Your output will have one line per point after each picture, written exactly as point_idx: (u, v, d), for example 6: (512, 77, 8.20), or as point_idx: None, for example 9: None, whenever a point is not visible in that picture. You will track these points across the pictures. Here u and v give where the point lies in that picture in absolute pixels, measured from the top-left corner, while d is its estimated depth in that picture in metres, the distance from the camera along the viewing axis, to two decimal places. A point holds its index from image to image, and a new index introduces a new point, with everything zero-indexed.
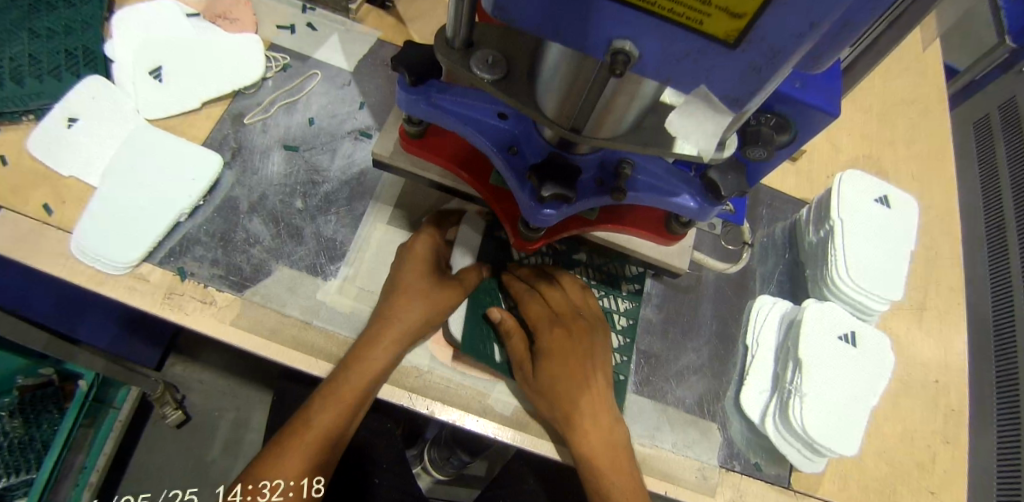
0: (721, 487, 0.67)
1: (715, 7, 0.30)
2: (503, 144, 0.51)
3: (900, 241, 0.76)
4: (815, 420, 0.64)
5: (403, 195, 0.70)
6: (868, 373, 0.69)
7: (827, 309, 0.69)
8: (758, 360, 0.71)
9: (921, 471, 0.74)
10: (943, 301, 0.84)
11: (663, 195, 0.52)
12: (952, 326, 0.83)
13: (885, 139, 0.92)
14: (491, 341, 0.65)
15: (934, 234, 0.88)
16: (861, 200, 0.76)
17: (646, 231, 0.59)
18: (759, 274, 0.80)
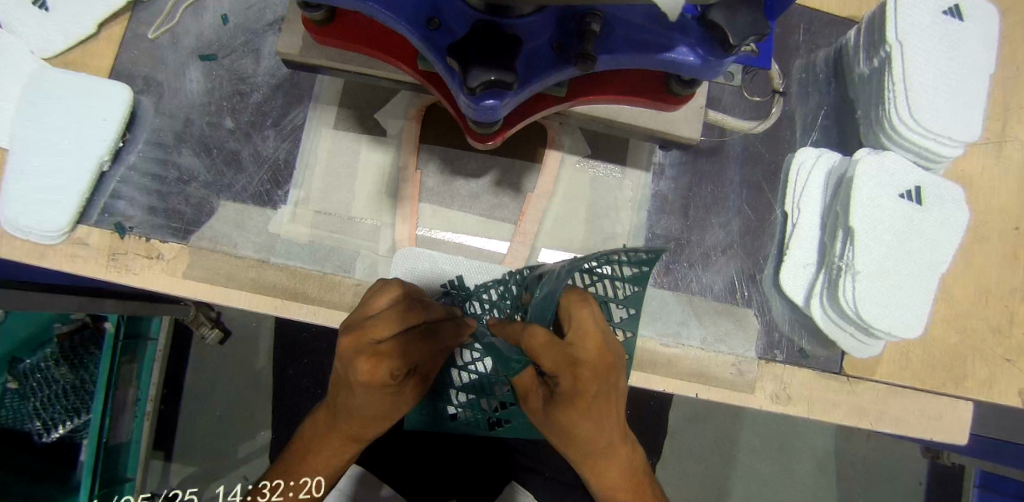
0: (760, 382, 0.57)
1: None
2: (420, 18, 0.41)
3: (976, 62, 0.60)
4: (871, 299, 0.54)
5: (355, 90, 0.59)
6: (934, 235, 0.57)
7: (883, 159, 0.56)
8: (801, 229, 0.58)
9: (1000, 336, 0.63)
10: None
11: (650, 51, 0.42)
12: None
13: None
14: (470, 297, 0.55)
15: (1016, 45, 0.70)
16: (925, 13, 0.59)
17: (642, 95, 0.48)
18: (798, 118, 0.66)
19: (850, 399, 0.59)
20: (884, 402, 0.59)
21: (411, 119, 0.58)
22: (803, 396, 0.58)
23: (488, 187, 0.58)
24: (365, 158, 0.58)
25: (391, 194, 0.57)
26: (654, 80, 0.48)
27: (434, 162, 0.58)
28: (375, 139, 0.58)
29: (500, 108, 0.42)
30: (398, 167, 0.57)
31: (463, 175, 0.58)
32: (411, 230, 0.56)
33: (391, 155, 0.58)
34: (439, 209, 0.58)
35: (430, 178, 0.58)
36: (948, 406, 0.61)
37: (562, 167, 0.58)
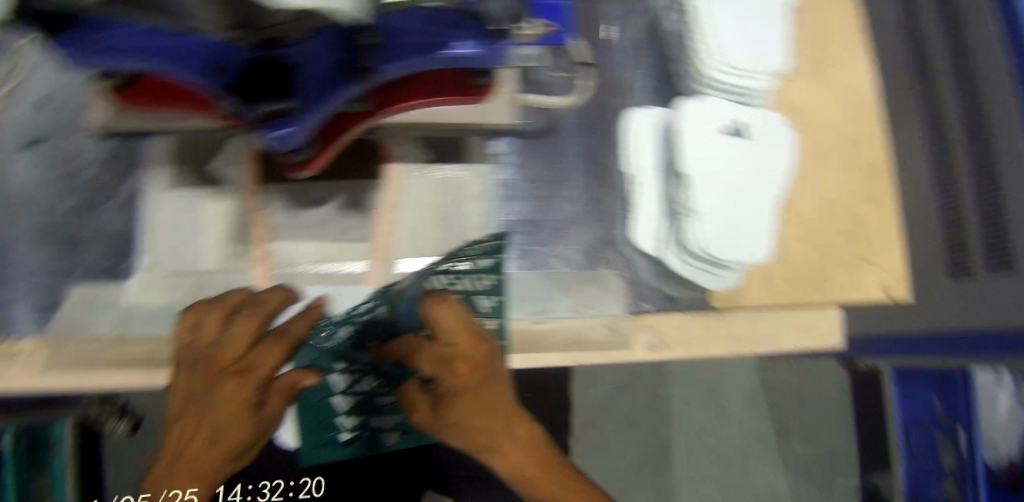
0: (635, 336, 0.60)
1: None
2: (200, 67, 0.39)
3: None
4: (712, 234, 0.58)
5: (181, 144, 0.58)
6: (767, 160, 0.60)
7: (700, 104, 0.60)
8: (643, 185, 0.61)
9: (854, 240, 0.65)
10: (850, 45, 0.69)
11: (433, 50, 0.44)
12: (864, 66, 0.68)
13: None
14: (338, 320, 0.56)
15: None
16: None
17: (448, 94, 0.50)
18: (626, 76, 0.65)
19: (721, 333, 0.61)
20: (755, 329, 0.62)
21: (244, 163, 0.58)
22: (677, 340, 0.60)
23: (337, 209, 0.58)
24: (209, 211, 0.58)
25: (241, 238, 0.58)
26: (456, 75, 0.50)
27: (280, 200, 0.58)
28: (215, 189, 0.57)
29: (300, 132, 0.44)
30: (242, 212, 0.57)
31: (311, 204, 0.58)
32: (267, 270, 0.58)
33: (234, 203, 0.58)
34: (295, 241, 0.58)
35: (279, 215, 0.58)
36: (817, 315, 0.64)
37: (403, 177, 0.58)
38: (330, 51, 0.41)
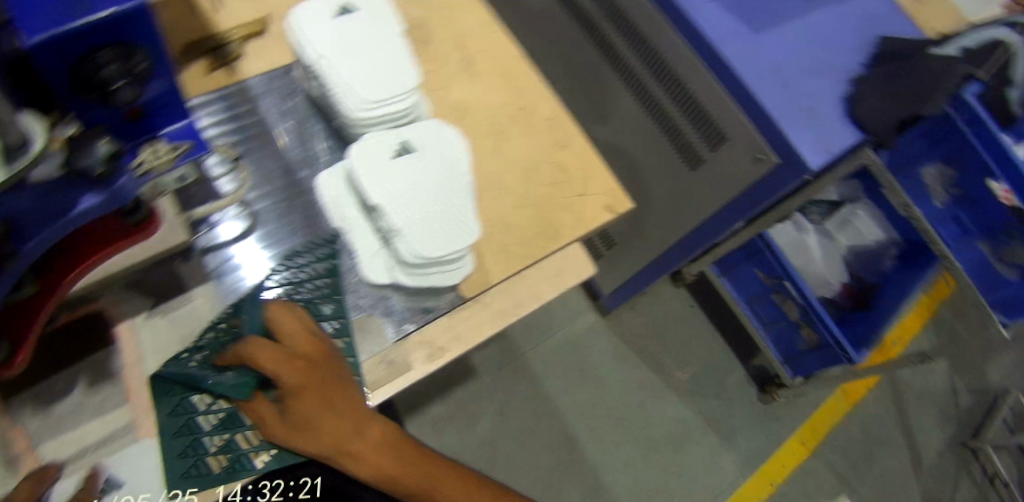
0: (411, 357, 0.64)
1: None
2: None
3: (383, 24, 0.66)
4: (420, 246, 0.61)
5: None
6: (445, 158, 0.65)
7: (364, 144, 0.63)
8: (352, 232, 0.64)
9: (562, 186, 0.72)
10: (480, 37, 0.76)
11: (61, 215, 0.44)
12: (504, 48, 0.76)
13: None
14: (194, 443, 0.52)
15: None
16: (316, 21, 0.65)
17: (114, 245, 0.52)
18: (297, 145, 0.69)
19: (484, 313, 0.66)
20: (512, 296, 0.67)
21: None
22: (452, 340, 0.65)
23: (86, 388, 0.58)
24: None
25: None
26: (115, 222, 0.52)
27: (27, 405, 0.57)
28: None
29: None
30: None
31: (57, 399, 0.58)
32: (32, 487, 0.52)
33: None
34: (54, 441, 0.56)
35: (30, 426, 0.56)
36: (563, 259, 0.70)
37: (137, 332, 0.60)
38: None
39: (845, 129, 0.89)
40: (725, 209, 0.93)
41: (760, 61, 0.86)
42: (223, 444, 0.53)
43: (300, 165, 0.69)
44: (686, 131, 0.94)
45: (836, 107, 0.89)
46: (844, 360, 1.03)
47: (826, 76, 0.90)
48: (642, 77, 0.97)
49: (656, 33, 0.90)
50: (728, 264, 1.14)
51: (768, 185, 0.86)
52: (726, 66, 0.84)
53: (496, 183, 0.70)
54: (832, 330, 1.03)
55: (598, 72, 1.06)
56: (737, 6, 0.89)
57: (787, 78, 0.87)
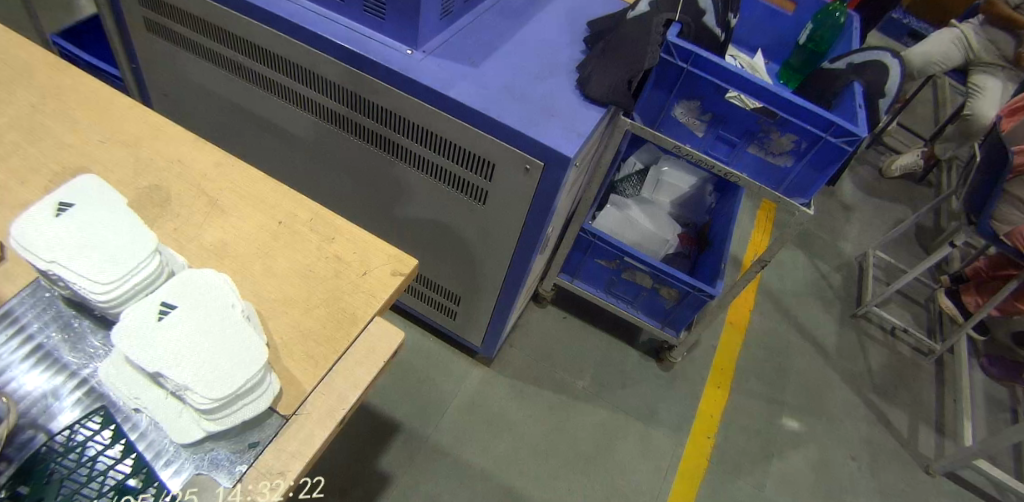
0: (254, 493, 0.63)
1: None
2: None
3: (110, 209, 0.70)
4: (213, 388, 0.62)
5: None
6: (209, 298, 0.66)
7: (125, 320, 0.64)
8: (149, 405, 0.64)
9: (344, 274, 0.75)
10: (222, 179, 0.80)
11: None
12: (247, 179, 0.81)
13: (43, 133, 0.82)
14: None
15: (148, 151, 0.82)
16: (37, 232, 0.67)
17: None
18: (64, 353, 0.68)
19: (313, 418, 0.67)
20: (334, 392, 0.69)
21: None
22: (290, 459, 0.64)
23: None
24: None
25: None
26: None
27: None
28: None
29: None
30: None
31: None
32: None
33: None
34: None
35: None
36: (370, 338, 0.72)
37: None
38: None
39: (588, 111, 0.97)
40: (526, 225, 1.00)
41: (487, 87, 0.95)
42: None
43: (79, 367, 0.68)
44: (459, 173, 1.00)
45: (572, 97, 0.98)
46: (705, 299, 1.09)
47: (552, 77, 1.00)
48: (403, 144, 1.02)
49: (394, 104, 0.97)
50: (572, 267, 1.17)
51: (545, 189, 0.94)
52: (460, 105, 0.92)
53: (277, 298, 0.72)
54: (683, 280, 1.10)
55: (369, 158, 1.09)
56: (450, 52, 0.99)
57: (518, 93, 0.96)
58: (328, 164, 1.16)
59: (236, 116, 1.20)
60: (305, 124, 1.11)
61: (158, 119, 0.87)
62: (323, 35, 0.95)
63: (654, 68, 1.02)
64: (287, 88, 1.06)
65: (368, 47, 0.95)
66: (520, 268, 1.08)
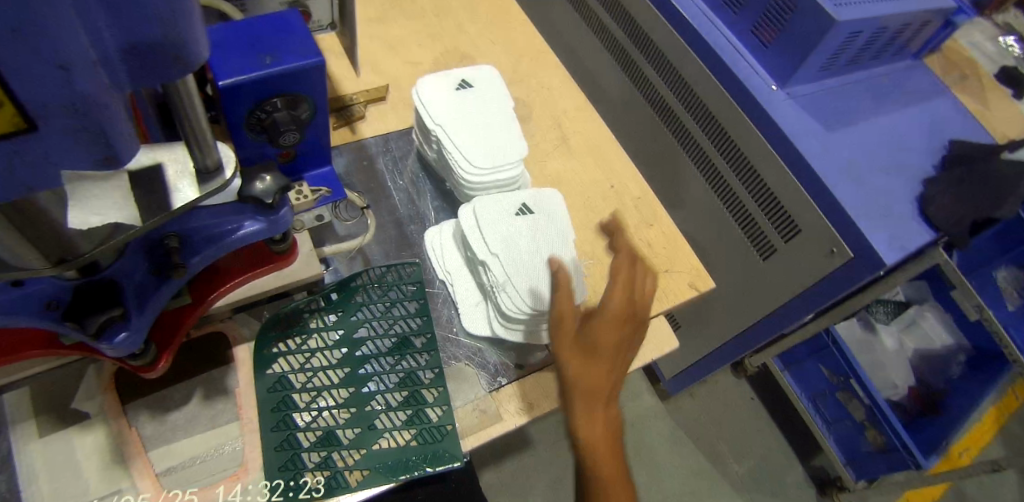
0: (503, 408, 0.66)
1: None
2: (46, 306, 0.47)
3: (498, 104, 0.75)
4: (527, 300, 0.65)
5: (34, 396, 0.60)
6: (546, 222, 0.70)
7: (477, 204, 0.69)
8: (458, 285, 0.71)
9: (648, 261, 0.76)
10: (580, 121, 0.83)
11: (222, 237, 0.52)
12: (600, 134, 0.83)
13: (447, 12, 0.89)
14: (294, 433, 0.61)
15: (530, 66, 0.87)
16: (442, 97, 0.73)
17: (255, 270, 0.58)
18: (399, 201, 0.76)
19: None
20: None
21: (105, 393, 0.61)
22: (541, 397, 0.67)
23: (150, 419, 0.61)
24: (79, 446, 0.59)
25: (117, 460, 0.59)
26: (260, 251, 0.60)
27: (144, 410, 0.61)
28: (82, 425, 0.60)
29: (138, 334, 0.49)
30: (114, 437, 0.60)
31: (173, 408, 0.62)
32: (152, 480, 0.59)
33: (106, 430, 0.60)
34: (167, 446, 0.60)
35: (144, 422, 0.61)
36: (648, 330, 0.73)
37: (252, 354, 0.64)
38: (140, 263, 0.50)
39: (919, 228, 0.89)
40: (789, 300, 0.97)
41: (835, 156, 0.91)
42: (317, 461, 0.60)
43: (412, 219, 0.75)
44: (759, 221, 0.99)
45: (909, 205, 0.90)
46: (911, 465, 1.02)
47: (897, 175, 0.93)
48: (716, 164, 1.03)
49: (731, 123, 0.97)
50: (791, 357, 1.19)
51: (838, 277, 0.89)
52: (804, 162, 0.88)
53: (588, 252, 0.75)
54: (897, 432, 1.03)
55: (672, 159, 1.13)
56: (811, 105, 0.94)
57: (860, 176, 0.90)
58: (630, 144, 1.21)
59: (573, 67, 1.30)
60: (625, 92, 1.18)
61: (539, 38, 0.90)
62: (702, 35, 0.96)
63: (1005, 219, 0.92)
64: (638, 66, 1.12)
65: (738, 63, 0.94)
66: (750, 335, 1.06)
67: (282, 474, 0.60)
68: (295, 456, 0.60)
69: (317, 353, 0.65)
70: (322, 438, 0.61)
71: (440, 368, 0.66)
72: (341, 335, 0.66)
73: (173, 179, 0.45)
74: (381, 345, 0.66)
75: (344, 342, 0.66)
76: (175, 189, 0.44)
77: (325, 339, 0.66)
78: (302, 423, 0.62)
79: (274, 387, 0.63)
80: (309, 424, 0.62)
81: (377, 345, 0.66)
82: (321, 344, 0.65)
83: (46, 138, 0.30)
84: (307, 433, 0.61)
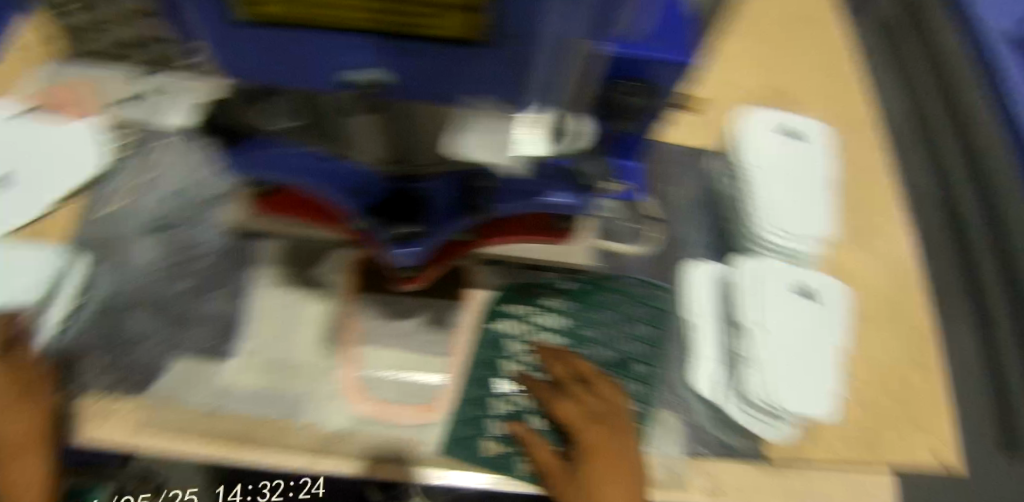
0: (692, 480, 0.62)
1: (437, 12, 0.26)
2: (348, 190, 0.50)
3: (815, 169, 0.70)
4: (771, 385, 0.60)
5: (293, 242, 0.64)
6: (824, 318, 0.64)
7: (762, 265, 0.65)
8: (700, 334, 0.66)
9: (902, 406, 0.65)
10: (890, 219, 0.73)
11: (533, 196, 0.51)
12: (906, 247, 0.72)
13: (803, 48, 0.80)
14: (491, 396, 0.63)
15: (864, 142, 0.76)
16: (764, 139, 0.70)
17: (530, 234, 0.56)
18: (678, 215, 0.72)
19: (777, 481, 0.62)
20: (809, 484, 0.62)
21: (343, 270, 0.64)
22: (732, 488, 0.62)
23: (376, 317, 0.63)
24: (302, 314, 0.63)
25: (329, 342, 0.62)
26: (541, 217, 0.57)
27: (373, 307, 0.63)
28: (314, 291, 0.63)
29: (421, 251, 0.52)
30: (335, 317, 0.63)
31: (401, 316, 0.64)
32: (349, 373, 0.62)
33: (331, 305, 0.63)
34: (376, 350, 0.63)
35: (366, 318, 0.63)
36: (873, 479, 0.63)
37: (483, 304, 0.65)
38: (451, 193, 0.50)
39: None
40: None
41: None
42: (501, 433, 0.62)
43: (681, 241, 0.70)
44: None
45: None
46: None
47: None
48: None
49: None
50: None
51: None
52: None
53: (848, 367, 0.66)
54: None
55: None
56: None
57: None
58: None
59: None
60: None
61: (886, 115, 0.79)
62: None
63: None
64: None
65: None
66: None
67: (462, 429, 0.62)
68: (483, 418, 0.62)
69: (543, 330, 0.65)
70: (513, 414, 0.63)
71: (649, 408, 0.64)
72: (569, 325, 0.65)
73: (529, 121, 0.41)
74: (601, 356, 0.65)
75: (569, 332, 0.65)
76: (529, 131, 0.41)
77: (553, 321, 0.65)
78: (502, 390, 0.63)
79: (491, 344, 0.64)
80: (507, 394, 0.63)
81: (597, 352, 0.65)
82: (549, 325, 0.65)
83: (487, 59, 0.29)
84: (502, 402, 0.63)
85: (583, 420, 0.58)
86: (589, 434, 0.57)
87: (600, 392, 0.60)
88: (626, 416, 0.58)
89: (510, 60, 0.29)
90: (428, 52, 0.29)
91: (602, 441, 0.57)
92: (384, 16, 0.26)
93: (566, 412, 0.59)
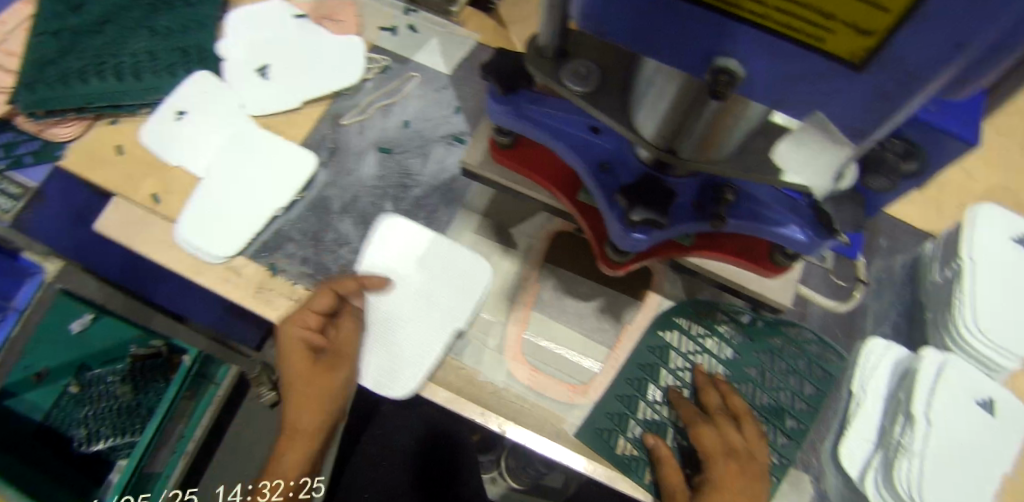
0: None
1: (840, 23, 0.27)
2: (597, 163, 0.53)
3: None
4: (930, 486, 0.57)
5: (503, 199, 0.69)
6: (1005, 438, 0.60)
7: (951, 362, 0.60)
8: (864, 411, 0.63)
9: None
10: None
11: (771, 225, 0.52)
12: None
13: None
14: (639, 399, 0.64)
15: None
16: (996, 240, 0.65)
17: (743, 259, 0.58)
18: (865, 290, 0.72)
19: None
20: None
21: (540, 238, 0.68)
22: None
23: (551, 289, 0.66)
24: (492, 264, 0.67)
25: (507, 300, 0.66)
26: (758, 247, 0.59)
27: (550, 280, 0.66)
28: (506, 250, 0.67)
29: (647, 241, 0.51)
30: (518, 278, 0.66)
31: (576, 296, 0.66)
32: (518, 333, 0.65)
33: (517, 266, 0.67)
34: (548, 321, 0.65)
35: (544, 289, 0.66)
36: None
37: (659, 310, 0.66)
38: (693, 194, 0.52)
39: None
40: None
41: None
42: (638, 436, 0.63)
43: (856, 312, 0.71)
44: None
45: None
46: None
47: None
48: None
49: None
50: None
51: None
52: None
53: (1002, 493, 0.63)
54: None
55: None
56: None
57: None
58: None
59: None
60: None
61: None
62: None
63: None
64: None
65: None
66: None
67: (598, 420, 0.62)
68: (625, 416, 0.63)
69: (706, 354, 0.66)
70: (654, 423, 0.63)
71: (786, 462, 0.64)
72: (732, 358, 0.66)
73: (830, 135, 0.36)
74: (755, 396, 0.66)
75: (729, 365, 0.66)
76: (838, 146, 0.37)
77: (718, 348, 0.67)
78: (650, 397, 0.64)
79: (654, 349, 0.65)
80: (655, 402, 0.64)
81: (753, 392, 0.66)
82: (714, 352, 0.67)
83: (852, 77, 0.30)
84: (647, 408, 0.64)
85: (721, 453, 0.60)
86: (723, 468, 0.59)
87: (744, 429, 0.61)
88: (760, 461, 0.60)
89: (877, 84, 0.29)
90: (796, 56, 0.30)
91: (733, 477, 0.58)
92: (773, 10, 0.28)
93: (707, 439, 0.60)
